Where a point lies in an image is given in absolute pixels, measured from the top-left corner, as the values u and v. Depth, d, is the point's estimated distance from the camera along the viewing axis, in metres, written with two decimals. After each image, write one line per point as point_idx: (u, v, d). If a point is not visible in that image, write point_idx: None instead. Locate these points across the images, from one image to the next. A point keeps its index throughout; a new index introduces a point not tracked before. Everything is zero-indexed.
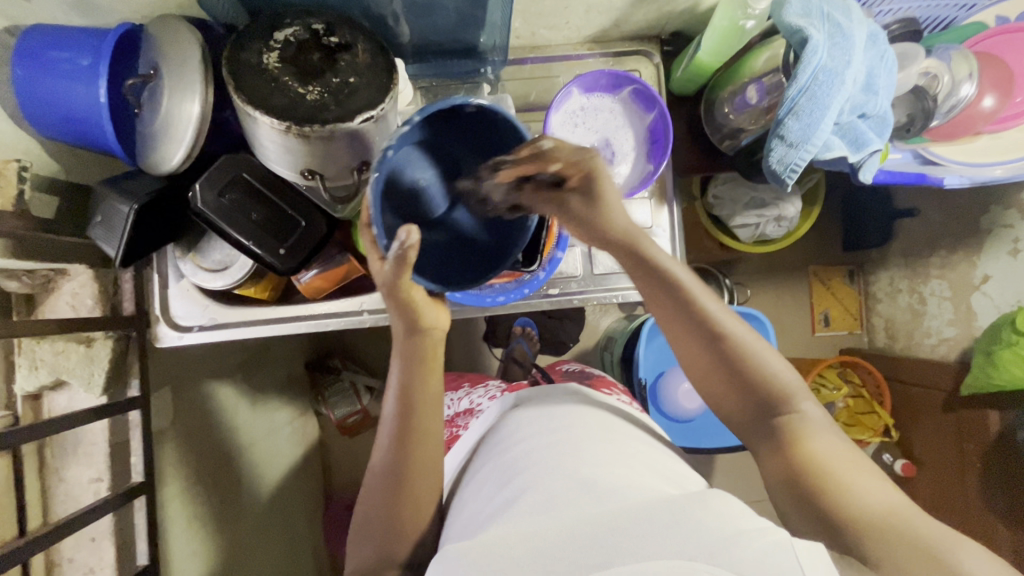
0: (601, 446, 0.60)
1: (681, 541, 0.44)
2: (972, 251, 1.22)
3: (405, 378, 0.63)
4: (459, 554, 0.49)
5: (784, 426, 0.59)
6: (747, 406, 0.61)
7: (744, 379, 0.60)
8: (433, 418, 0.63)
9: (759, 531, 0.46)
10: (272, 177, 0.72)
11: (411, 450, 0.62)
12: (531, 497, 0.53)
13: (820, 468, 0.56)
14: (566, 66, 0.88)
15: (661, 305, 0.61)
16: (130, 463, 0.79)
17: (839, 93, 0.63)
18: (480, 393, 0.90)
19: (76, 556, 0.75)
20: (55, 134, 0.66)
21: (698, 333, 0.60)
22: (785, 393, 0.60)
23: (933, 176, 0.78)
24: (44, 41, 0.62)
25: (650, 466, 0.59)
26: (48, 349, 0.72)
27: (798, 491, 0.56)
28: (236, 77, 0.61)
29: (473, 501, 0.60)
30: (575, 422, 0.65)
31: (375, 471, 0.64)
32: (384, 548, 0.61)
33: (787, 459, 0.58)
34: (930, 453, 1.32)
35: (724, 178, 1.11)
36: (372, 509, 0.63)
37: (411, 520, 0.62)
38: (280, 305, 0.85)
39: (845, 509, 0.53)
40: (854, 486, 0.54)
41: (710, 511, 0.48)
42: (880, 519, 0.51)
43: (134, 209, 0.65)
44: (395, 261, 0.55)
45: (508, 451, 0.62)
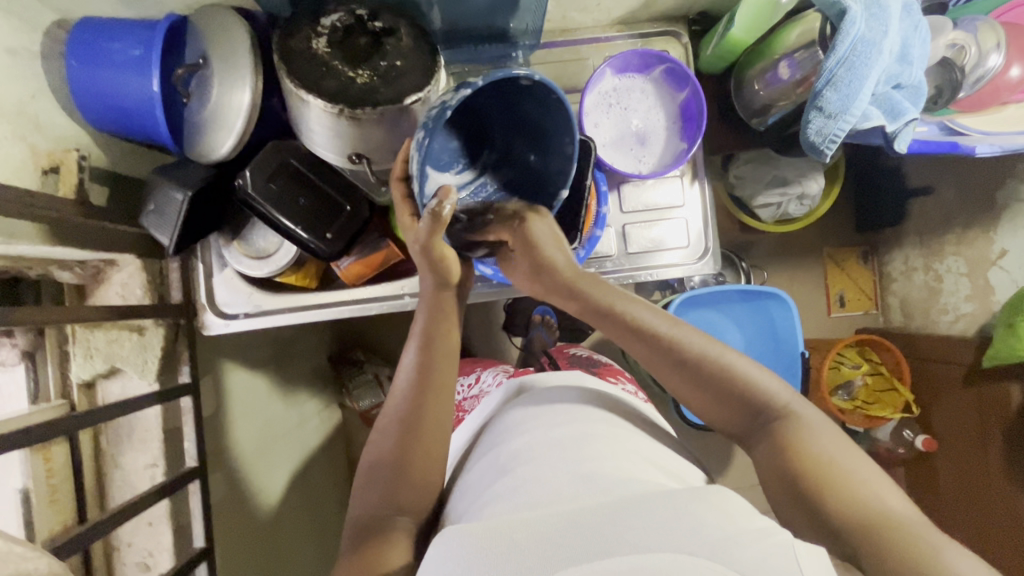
0: (608, 439, 0.59)
1: (684, 534, 0.41)
2: (989, 226, 1.21)
3: (428, 329, 0.67)
4: (460, 531, 0.46)
5: (780, 434, 0.57)
6: (740, 418, 0.61)
7: (729, 395, 0.60)
8: (452, 371, 0.65)
9: (760, 531, 0.42)
10: (317, 164, 0.74)
11: (429, 399, 0.62)
12: (531, 490, 0.51)
13: (821, 472, 0.53)
14: (595, 48, 0.88)
15: (632, 345, 0.64)
16: (183, 449, 0.81)
17: (877, 63, 0.65)
18: (487, 379, 0.90)
19: (134, 540, 0.78)
20: (107, 125, 0.67)
21: (669, 361, 0.62)
22: (779, 403, 0.59)
23: (965, 145, 0.79)
24: (97, 34, 0.64)
25: (653, 463, 0.58)
26: (101, 337, 0.74)
27: (795, 495, 0.53)
28: (288, 63, 0.62)
29: (472, 491, 0.59)
30: (579, 411, 0.64)
31: (391, 415, 0.63)
32: (389, 492, 0.59)
33: (782, 462, 0.55)
34: (952, 428, 1.29)
35: (746, 157, 1.09)
36: (382, 454, 0.61)
37: (420, 472, 0.61)
38: (322, 291, 0.86)
39: (837, 513, 0.50)
40: (856, 491, 0.51)
41: (715, 507, 0.45)
42: (880, 525, 0.48)
43: (188, 196, 0.67)
44: (433, 219, 0.61)
45: (510, 442, 0.61)
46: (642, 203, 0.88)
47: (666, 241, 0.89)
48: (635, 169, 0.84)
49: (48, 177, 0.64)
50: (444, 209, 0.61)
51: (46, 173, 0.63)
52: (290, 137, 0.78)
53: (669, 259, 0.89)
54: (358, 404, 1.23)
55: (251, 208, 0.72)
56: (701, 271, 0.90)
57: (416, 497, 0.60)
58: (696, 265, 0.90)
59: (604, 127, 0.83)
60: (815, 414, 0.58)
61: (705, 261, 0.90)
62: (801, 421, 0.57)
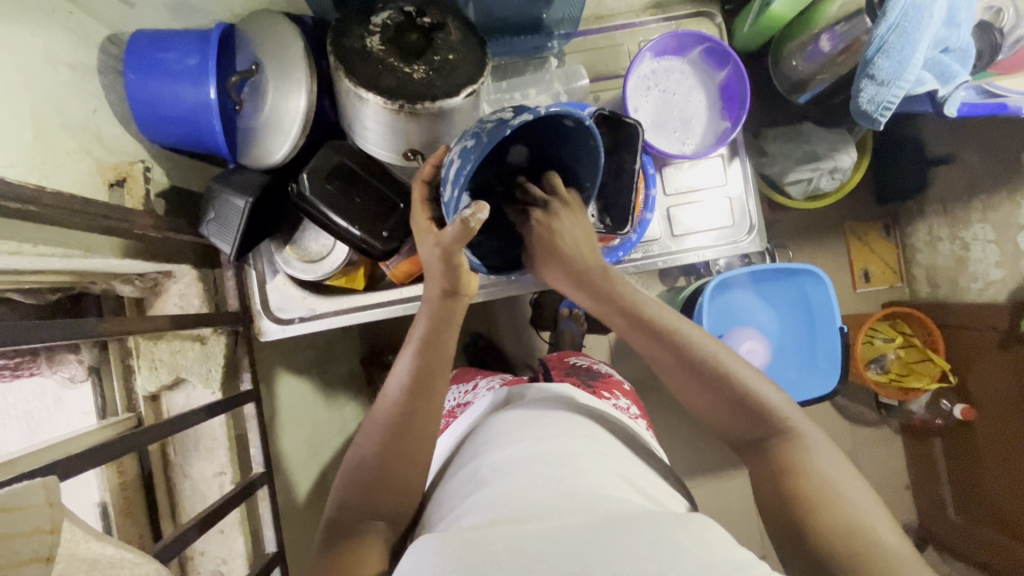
0: (588, 454, 0.59)
1: (664, 560, 0.40)
2: (1017, 192, 1.18)
3: (427, 338, 0.66)
4: (439, 537, 0.45)
5: (777, 449, 0.58)
6: (739, 427, 0.62)
7: (736, 409, 0.62)
8: (444, 380, 0.66)
9: (738, 563, 0.41)
10: (371, 163, 0.75)
11: (420, 407, 0.63)
12: (512, 500, 0.50)
13: (809, 491, 0.53)
14: (629, 34, 0.89)
15: (642, 341, 0.67)
16: (248, 455, 0.81)
17: (929, 28, 0.63)
18: (485, 386, 0.86)
19: (208, 548, 0.78)
20: (163, 136, 0.68)
21: (673, 362, 0.65)
22: (782, 418, 0.60)
23: (1014, 106, 0.80)
24: (152, 46, 0.64)
25: (632, 481, 0.57)
26: (165, 349, 0.75)
27: (783, 511, 0.54)
28: (344, 63, 0.63)
29: (452, 499, 0.59)
30: (564, 426, 0.65)
31: (375, 421, 0.64)
32: (366, 495, 0.60)
33: (775, 479, 0.56)
34: (989, 393, 1.27)
35: (776, 135, 1.11)
36: (365, 457, 0.62)
37: (400, 477, 0.61)
38: (371, 292, 0.86)
39: (821, 534, 0.50)
40: (842, 511, 0.51)
41: (692, 535, 0.43)
42: (861, 547, 0.48)
43: (249, 202, 0.68)
44: (460, 225, 0.57)
45: (493, 455, 0.60)
46: (685, 185, 0.89)
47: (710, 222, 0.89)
48: (680, 150, 0.84)
49: (114, 190, 0.65)
50: (474, 222, 0.56)
51: (112, 186, 0.64)
52: (338, 137, 0.78)
53: (715, 238, 0.90)
54: None
55: (306, 210, 0.72)
56: (746, 249, 0.90)
57: (392, 504, 0.61)
58: (741, 243, 0.89)
59: (644, 110, 0.83)
60: (817, 437, 0.59)
61: (751, 238, 0.89)
62: (815, 450, 0.57)
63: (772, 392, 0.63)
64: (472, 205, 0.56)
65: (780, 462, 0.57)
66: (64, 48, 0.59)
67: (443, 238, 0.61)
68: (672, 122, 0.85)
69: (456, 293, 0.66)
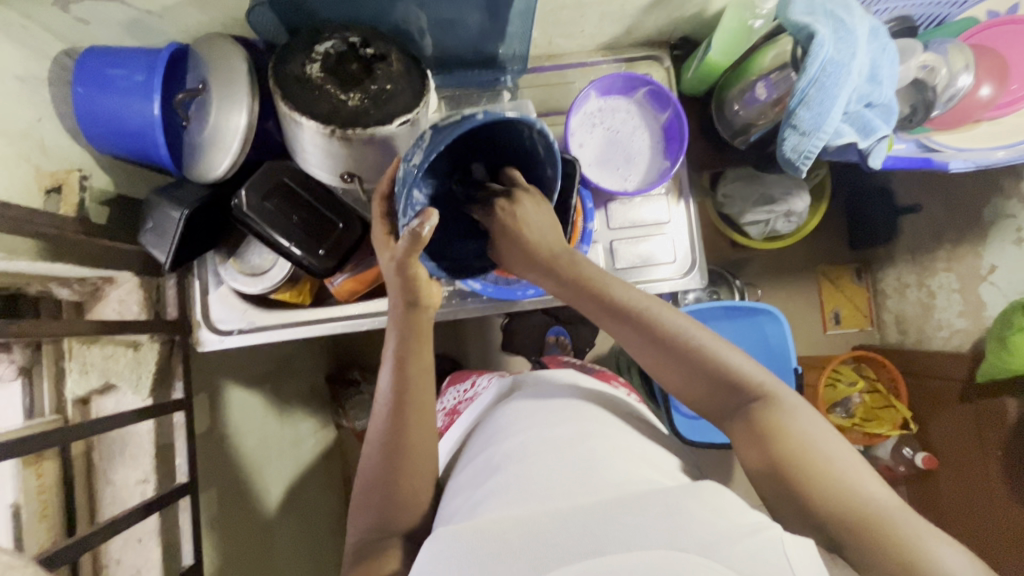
0: (596, 433, 0.61)
1: (676, 534, 0.44)
2: (976, 243, 1.19)
3: (398, 349, 0.65)
4: (452, 533, 0.50)
5: (760, 414, 0.59)
6: (715, 397, 0.63)
7: (708, 377, 0.63)
8: (429, 387, 0.66)
9: (751, 526, 0.46)
10: (311, 183, 0.77)
11: (408, 422, 0.64)
12: (524, 484, 0.54)
13: (799, 458, 0.56)
14: (581, 72, 0.92)
15: (609, 326, 0.66)
16: (176, 464, 0.81)
17: (847, 84, 0.67)
18: (482, 380, 0.89)
19: (123, 558, 0.77)
20: (109, 147, 0.70)
21: (642, 342, 0.64)
22: (756, 385, 0.61)
23: (938, 161, 0.81)
24: (102, 61, 0.67)
25: (646, 459, 0.60)
26: (97, 354, 0.76)
27: (777, 478, 0.57)
28: (282, 88, 0.66)
29: (466, 482, 0.62)
30: (571, 404, 0.68)
31: (373, 440, 0.65)
32: (382, 517, 0.63)
33: (761, 442, 0.58)
34: (947, 442, 1.25)
35: (733, 175, 1.09)
36: (371, 476, 0.64)
37: (410, 489, 0.64)
38: (315, 307, 0.87)
39: (822, 501, 0.53)
40: (839, 478, 0.54)
41: (706, 505, 0.48)
42: (852, 514, 0.52)
43: (184, 215, 0.70)
44: (411, 238, 0.58)
45: (504, 440, 0.63)
46: (629, 220, 0.90)
47: (653, 257, 0.91)
48: (621, 187, 0.87)
49: (50, 198, 0.67)
50: (425, 231, 0.57)
51: (48, 193, 0.66)
52: (286, 156, 0.81)
53: (657, 273, 0.91)
54: (354, 424, 1.25)
55: (246, 225, 0.75)
56: (688, 286, 0.91)
57: (407, 514, 0.64)
58: (683, 279, 0.91)
59: (587, 146, 0.86)
60: (792, 395, 0.61)
61: (692, 274, 0.91)
62: (789, 407, 0.59)
63: (745, 359, 0.63)
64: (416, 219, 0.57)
65: (761, 425, 0.59)
66: (15, 61, 0.62)
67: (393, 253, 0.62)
68: (618, 160, 0.88)
69: (417, 303, 0.64)
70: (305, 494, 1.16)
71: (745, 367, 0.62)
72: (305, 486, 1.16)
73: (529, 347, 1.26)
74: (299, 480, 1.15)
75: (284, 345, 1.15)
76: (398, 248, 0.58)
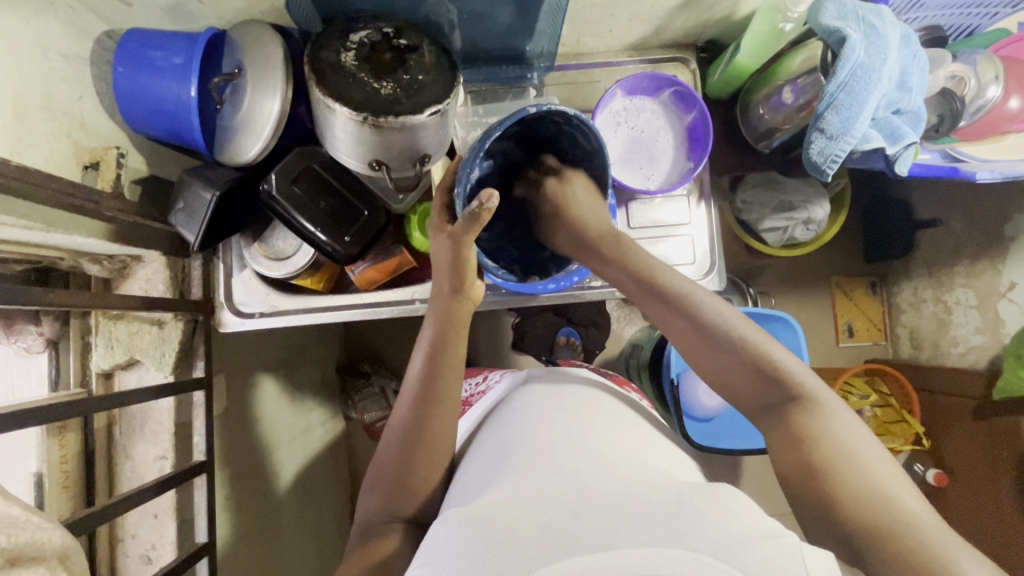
0: (611, 428, 0.62)
1: (689, 532, 0.42)
2: (997, 259, 1.17)
3: (436, 339, 0.68)
4: (465, 514, 0.48)
5: (797, 416, 0.60)
6: (757, 393, 0.63)
7: (748, 367, 0.64)
8: (454, 382, 0.67)
9: (767, 531, 0.45)
10: (340, 170, 0.79)
11: (431, 410, 0.65)
12: (537, 468, 0.53)
13: (831, 459, 0.56)
14: (607, 72, 0.93)
15: (656, 309, 0.69)
16: (193, 442, 0.82)
17: (876, 89, 0.68)
18: (495, 375, 0.89)
19: (138, 532, 0.79)
20: (145, 127, 0.72)
21: (691, 332, 0.66)
22: (797, 385, 0.62)
23: (965, 170, 0.81)
24: (142, 44, 0.69)
25: (658, 454, 0.60)
26: (124, 329, 0.77)
27: (811, 485, 0.56)
28: (318, 74, 0.67)
29: (478, 464, 0.62)
30: (587, 399, 0.68)
31: (395, 427, 0.66)
32: (390, 501, 0.63)
33: (796, 446, 0.59)
34: (961, 459, 1.22)
35: (753, 181, 1.09)
36: (388, 462, 0.65)
37: (421, 478, 0.64)
38: (333, 294, 0.88)
39: (855, 512, 0.53)
40: (868, 487, 0.54)
41: (720, 506, 0.46)
42: (887, 528, 0.51)
43: (215, 195, 0.71)
44: (469, 216, 0.62)
45: (517, 428, 0.63)
46: (650, 220, 0.91)
47: (672, 257, 0.91)
48: (643, 186, 0.87)
49: (87, 172, 0.69)
50: (484, 212, 0.61)
51: (87, 168, 0.68)
52: (313, 143, 0.83)
53: None
54: (363, 415, 1.26)
55: (275, 210, 0.76)
56: (706, 287, 0.91)
57: (410, 500, 0.63)
58: (702, 280, 0.91)
59: (613, 145, 0.87)
60: (835, 403, 0.61)
61: (711, 276, 0.91)
62: (829, 411, 0.60)
63: (789, 358, 0.64)
64: (479, 195, 0.60)
65: (798, 426, 0.59)
66: (60, 39, 0.64)
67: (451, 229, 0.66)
68: (643, 159, 0.88)
69: (461, 293, 0.69)
70: (313, 482, 1.16)
71: (792, 366, 0.63)
72: (313, 475, 1.17)
73: (539, 348, 1.26)
74: (307, 469, 1.15)
75: (298, 333, 1.16)
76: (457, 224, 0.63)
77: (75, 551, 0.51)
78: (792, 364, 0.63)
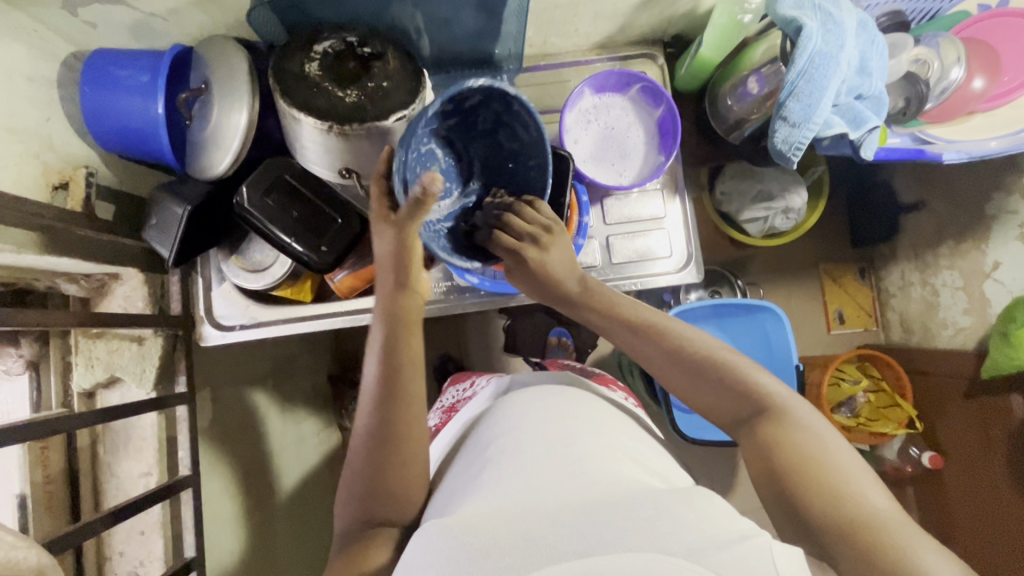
0: (591, 433, 0.62)
1: (663, 537, 0.42)
2: (980, 239, 1.17)
3: (387, 336, 0.67)
4: (441, 527, 0.48)
5: (766, 427, 0.60)
6: (731, 408, 0.64)
7: (723, 386, 0.64)
8: (415, 381, 0.67)
9: (739, 534, 0.45)
10: (312, 179, 0.79)
11: (396, 409, 0.64)
12: (513, 480, 0.54)
13: (801, 463, 0.56)
14: (576, 71, 0.94)
15: (628, 341, 0.69)
16: (178, 458, 0.83)
17: (836, 75, 0.69)
18: (480, 381, 0.89)
19: (126, 549, 0.79)
20: (114, 145, 0.73)
21: (663, 358, 0.67)
22: (768, 397, 0.62)
23: (931, 152, 0.82)
24: (107, 62, 0.69)
25: (636, 457, 0.60)
26: (103, 347, 0.77)
27: (779, 490, 0.57)
28: (282, 85, 0.68)
29: (458, 478, 0.61)
30: (565, 404, 0.68)
31: (360, 434, 0.65)
32: (369, 508, 0.62)
33: (767, 453, 0.59)
34: (955, 441, 1.22)
35: (730, 173, 1.10)
36: (359, 469, 0.64)
37: (399, 486, 0.63)
38: (314, 303, 0.89)
39: (823, 512, 0.53)
40: (836, 485, 0.54)
41: (695, 510, 0.47)
42: (853, 527, 0.51)
43: (188, 210, 0.72)
44: (415, 202, 0.62)
45: (496, 438, 0.63)
46: (625, 215, 0.91)
47: (649, 252, 0.91)
48: (616, 182, 0.88)
49: (56, 193, 0.69)
50: (429, 194, 0.61)
51: (56, 189, 0.69)
52: (286, 154, 0.83)
53: (652, 268, 0.91)
54: (358, 425, 1.26)
55: (249, 222, 0.77)
56: (684, 280, 0.92)
57: (395, 509, 0.63)
58: (680, 273, 0.91)
59: (583, 143, 0.88)
60: (803, 407, 0.61)
61: (688, 269, 0.91)
62: (803, 422, 0.60)
63: (763, 374, 0.64)
64: (422, 180, 0.60)
65: (769, 437, 0.59)
66: (25, 62, 0.64)
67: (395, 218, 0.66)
68: (615, 155, 0.89)
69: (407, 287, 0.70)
70: (309, 493, 1.16)
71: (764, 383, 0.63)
72: (309, 486, 1.17)
73: (530, 348, 1.26)
74: (302, 480, 1.15)
75: (287, 345, 1.16)
76: (406, 209, 0.63)
77: (53, 567, 0.51)
78: (765, 381, 0.63)
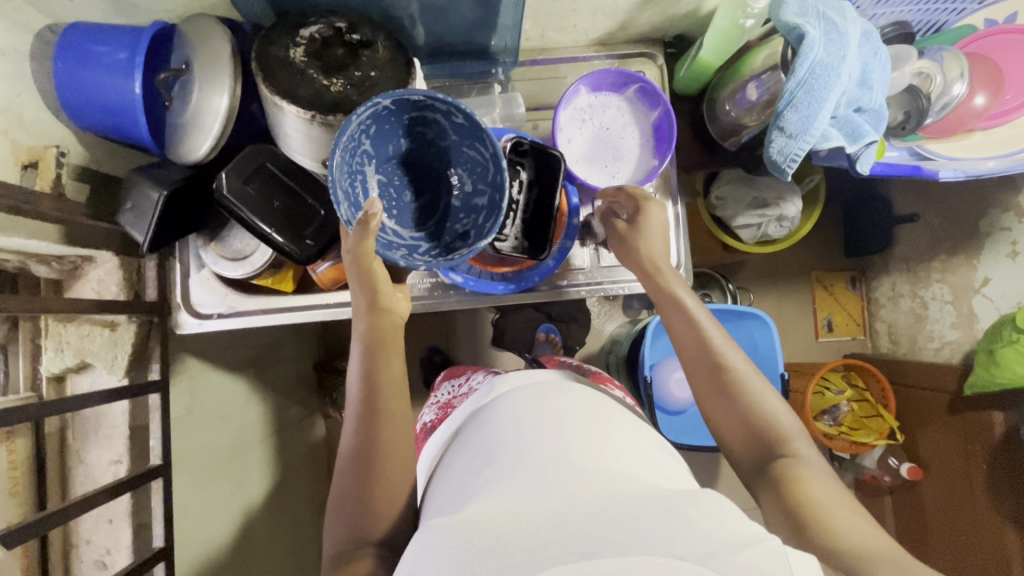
0: (593, 429, 0.61)
1: (672, 538, 0.41)
2: (972, 254, 1.17)
3: (365, 360, 0.67)
4: (442, 526, 0.46)
5: (783, 467, 0.61)
6: (750, 446, 0.65)
7: (745, 419, 0.65)
8: (395, 399, 0.66)
9: (751, 538, 0.43)
10: (295, 169, 0.77)
11: (374, 429, 0.64)
12: (516, 476, 0.52)
13: (810, 502, 0.57)
14: (573, 67, 0.92)
15: (683, 345, 0.70)
16: (149, 447, 0.81)
17: (836, 86, 0.67)
18: (477, 378, 0.87)
19: (94, 537, 0.78)
20: (89, 123, 0.70)
21: (704, 368, 0.68)
22: (788, 441, 0.64)
23: (928, 169, 0.81)
24: (84, 37, 0.66)
25: (642, 457, 0.58)
26: (73, 332, 0.75)
27: (794, 526, 0.57)
28: (265, 69, 0.65)
29: (458, 473, 0.60)
30: (570, 403, 0.66)
31: (343, 455, 0.64)
32: (355, 527, 0.60)
33: (780, 493, 0.60)
34: (934, 454, 1.23)
35: (727, 177, 1.08)
36: (346, 486, 0.62)
37: (384, 500, 0.61)
38: (298, 294, 0.86)
39: (830, 537, 0.53)
40: (834, 517, 0.55)
41: (707, 513, 0.45)
42: (859, 551, 0.51)
43: (163, 195, 0.70)
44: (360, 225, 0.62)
45: (498, 432, 0.61)
46: None
47: None
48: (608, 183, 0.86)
49: (26, 172, 0.66)
50: (374, 219, 0.62)
51: (25, 168, 0.66)
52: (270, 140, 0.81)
53: None
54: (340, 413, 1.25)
55: (228, 209, 0.74)
56: None
57: (370, 524, 0.60)
58: None
59: (577, 143, 0.86)
60: (818, 463, 0.63)
61: None
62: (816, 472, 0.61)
63: (788, 419, 0.65)
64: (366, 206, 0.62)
65: (784, 475, 0.61)
66: None
67: (348, 244, 0.66)
68: (608, 157, 0.87)
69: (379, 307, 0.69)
70: (289, 480, 1.15)
71: (785, 426, 0.65)
72: (288, 474, 1.15)
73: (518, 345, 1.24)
74: (282, 468, 1.14)
75: (270, 332, 1.14)
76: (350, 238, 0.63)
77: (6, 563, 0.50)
78: (788, 425, 0.65)
